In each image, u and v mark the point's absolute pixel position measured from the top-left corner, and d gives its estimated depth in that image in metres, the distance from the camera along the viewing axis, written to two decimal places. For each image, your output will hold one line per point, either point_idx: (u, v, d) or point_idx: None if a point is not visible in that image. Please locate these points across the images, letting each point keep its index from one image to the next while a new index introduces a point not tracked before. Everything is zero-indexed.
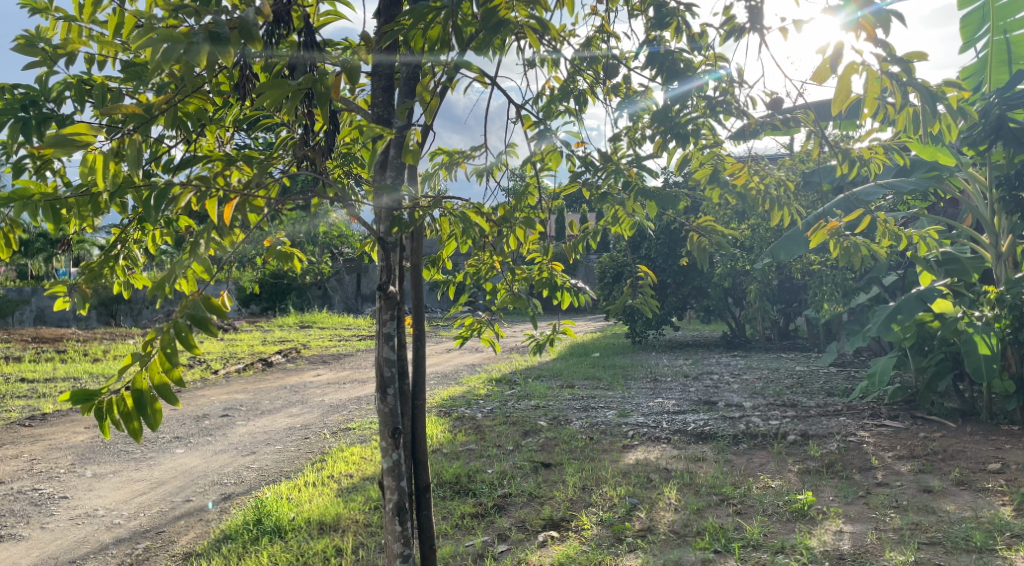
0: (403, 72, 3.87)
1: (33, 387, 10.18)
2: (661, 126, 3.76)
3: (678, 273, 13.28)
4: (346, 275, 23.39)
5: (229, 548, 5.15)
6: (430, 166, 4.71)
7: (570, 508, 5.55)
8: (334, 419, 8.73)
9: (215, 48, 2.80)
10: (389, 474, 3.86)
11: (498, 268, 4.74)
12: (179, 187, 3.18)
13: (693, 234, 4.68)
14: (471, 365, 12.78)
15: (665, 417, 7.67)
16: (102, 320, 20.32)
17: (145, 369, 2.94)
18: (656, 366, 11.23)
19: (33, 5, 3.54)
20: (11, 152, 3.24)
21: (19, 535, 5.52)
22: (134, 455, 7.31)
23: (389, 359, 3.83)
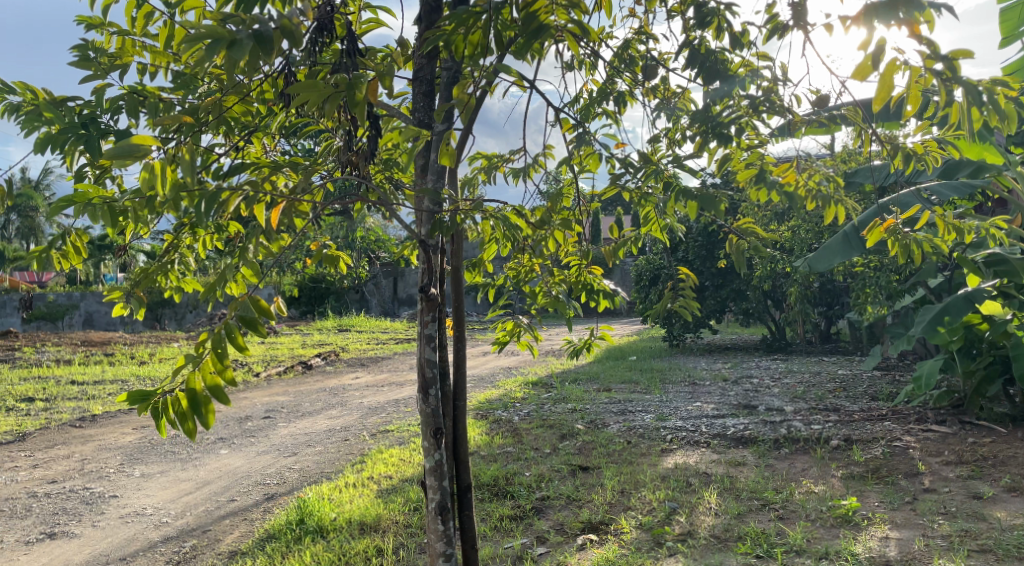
0: (443, 77, 3.92)
1: (83, 389, 10.44)
2: (702, 127, 3.76)
3: (715, 276, 13.18)
4: (383, 279, 23.59)
5: (273, 547, 5.22)
6: (469, 171, 4.76)
7: (609, 511, 5.55)
8: (373, 421, 8.80)
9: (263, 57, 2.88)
10: (431, 474, 3.90)
11: (537, 271, 4.77)
12: (228, 193, 3.28)
13: (735, 236, 4.66)
14: (508, 368, 12.82)
15: (704, 421, 7.63)
16: (147, 324, 20.77)
17: (197, 370, 3.02)
18: (694, 370, 11.15)
19: (88, 21, 3.67)
20: (70, 163, 3.41)
21: (72, 533, 5.65)
22: (180, 456, 7.44)
23: (430, 361, 3.86)
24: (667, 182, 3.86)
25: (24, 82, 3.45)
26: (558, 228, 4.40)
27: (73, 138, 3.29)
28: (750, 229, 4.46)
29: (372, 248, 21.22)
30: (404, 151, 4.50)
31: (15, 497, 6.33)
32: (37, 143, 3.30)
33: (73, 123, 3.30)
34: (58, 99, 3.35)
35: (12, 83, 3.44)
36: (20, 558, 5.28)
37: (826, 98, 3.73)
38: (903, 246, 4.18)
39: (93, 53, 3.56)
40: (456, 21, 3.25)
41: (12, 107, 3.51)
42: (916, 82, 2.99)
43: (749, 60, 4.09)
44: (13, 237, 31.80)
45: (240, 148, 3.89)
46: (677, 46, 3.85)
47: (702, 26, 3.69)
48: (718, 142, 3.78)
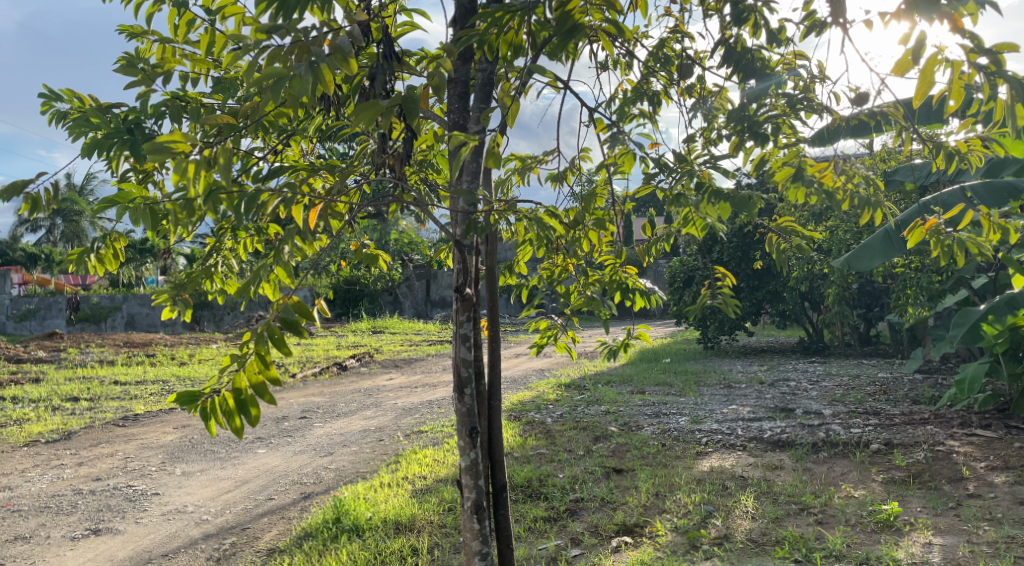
0: (477, 79, 3.93)
1: (125, 389, 10.62)
2: (739, 126, 3.73)
3: (751, 277, 13.05)
4: (416, 281, 23.70)
5: (310, 545, 5.28)
6: (503, 173, 4.79)
7: (644, 514, 5.52)
8: (407, 421, 8.85)
9: (312, 74, 3.01)
10: (466, 473, 3.92)
11: (572, 271, 4.77)
12: (268, 196, 3.35)
13: (774, 237, 4.61)
14: (541, 370, 12.81)
15: (740, 424, 7.56)
16: (187, 325, 21.14)
17: (242, 370, 3.05)
18: (730, 372, 11.07)
19: (131, 29, 3.75)
20: (115, 168, 3.49)
21: (116, 529, 5.76)
22: (219, 455, 7.53)
23: (465, 360, 3.89)
24: (702, 182, 3.83)
25: (71, 89, 3.53)
26: (592, 230, 4.40)
27: (118, 143, 3.36)
28: (790, 228, 4.42)
29: (405, 250, 21.34)
30: (440, 153, 4.52)
31: (61, 494, 6.46)
32: (84, 149, 3.36)
33: (119, 128, 3.36)
34: (104, 105, 3.42)
35: (59, 90, 3.53)
36: (65, 554, 5.39)
37: (866, 95, 3.68)
38: (948, 246, 4.12)
39: (137, 62, 3.63)
40: (489, 21, 3.29)
41: (60, 114, 3.59)
42: (959, 77, 2.95)
43: (787, 58, 4.07)
44: (57, 240, 32.47)
45: (279, 151, 3.95)
46: (712, 44, 3.85)
47: (739, 23, 3.66)
48: (755, 141, 3.75)
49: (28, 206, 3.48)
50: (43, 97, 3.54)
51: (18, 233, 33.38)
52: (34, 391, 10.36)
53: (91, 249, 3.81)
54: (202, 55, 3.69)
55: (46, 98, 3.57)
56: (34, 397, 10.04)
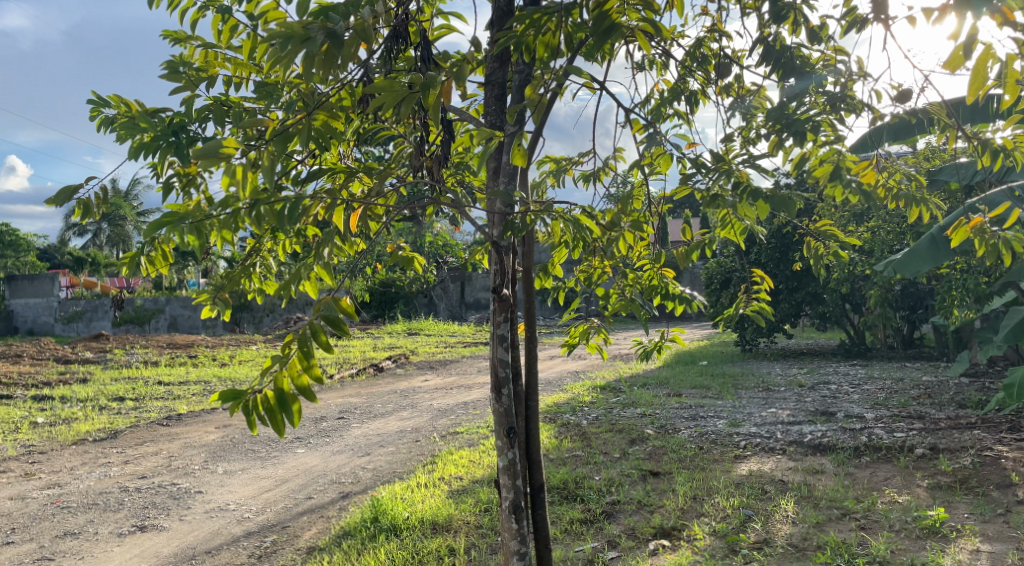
0: (515, 81, 3.96)
1: (169, 389, 10.79)
2: (778, 124, 3.72)
3: (790, 279, 12.89)
4: (451, 283, 23.80)
5: (349, 544, 5.33)
6: (538, 175, 4.82)
7: (681, 517, 5.48)
8: (443, 422, 8.90)
9: (334, 46, 3.01)
10: (504, 473, 3.93)
11: (609, 273, 4.77)
12: (310, 200, 3.41)
13: (813, 241, 4.56)
14: (576, 372, 12.78)
15: (779, 427, 7.47)
16: (227, 327, 21.48)
17: (285, 369, 3.11)
18: (769, 375, 10.96)
19: (175, 36, 3.82)
20: (162, 172, 3.56)
21: (161, 526, 5.85)
22: (260, 455, 7.63)
23: (502, 361, 3.89)
24: (740, 183, 3.80)
25: (118, 94, 3.60)
26: (628, 231, 4.39)
27: (164, 146, 3.43)
28: (830, 230, 4.37)
29: (440, 253, 21.43)
30: (476, 155, 4.55)
31: (108, 491, 6.59)
32: (131, 153, 3.43)
33: (164, 131, 3.43)
34: (149, 110, 3.49)
35: (107, 96, 3.60)
36: (112, 549, 5.49)
37: (909, 92, 3.63)
38: (993, 246, 4.05)
39: (181, 66, 3.70)
40: (526, 23, 3.31)
41: (108, 120, 3.67)
42: (1013, 70, 2.89)
43: (827, 55, 4.03)
44: (103, 244, 33.16)
45: (318, 155, 4.01)
46: (750, 42, 3.85)
47: (778, 21, 3.64)
48: (795, 140, 3.71)
49: (80, 210, 3.58)
50: (93, 103, 3.62)
51: (65, 237, 34.14)
52: (81, 391, 10.58)
53: (137, 252, 3.90)
54: (244, 60, 3.76)
55: (95, 104, 3.65)
56: (82, 396, 10.26)
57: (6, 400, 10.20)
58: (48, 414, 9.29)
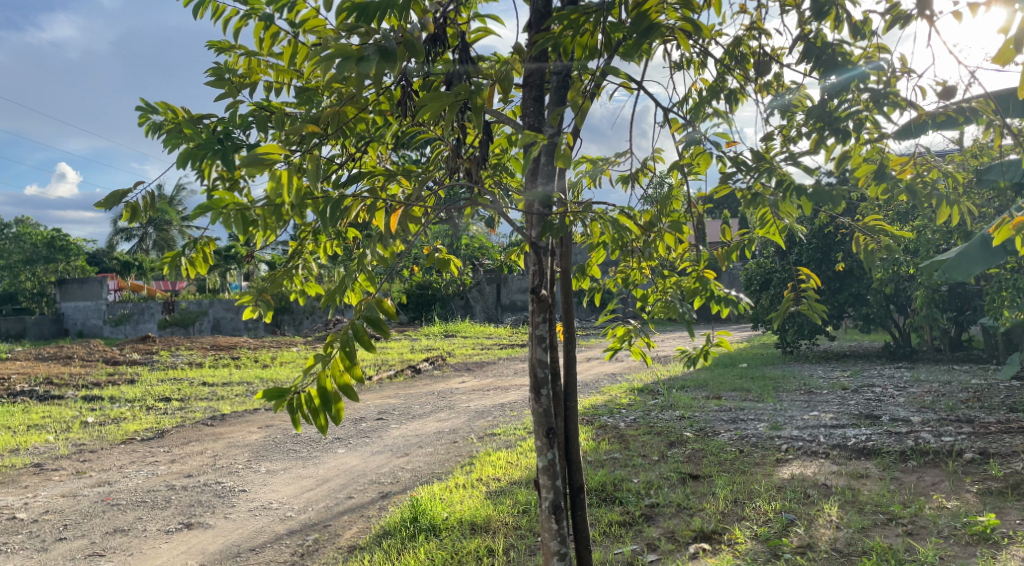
0: (553, 82, 3.96)
1: (213, 390, 10.94)
2: (819, 122, 3.70)
3: (833, 280, 12.68)
4: (487, 285, 23.87)
5: (389, 543, 5.36)
6: (574, 176, 4.83)
7: (722, 521, 5.43)
8: (480, 424, 8.91)
9: (385, 62, 3.13)
10: (544, 473, 3.93)
11: (648, 274, 4.72)
12: (351, 201, 3.48)
13: (860, 237, 4.47)
14: (613, 374, 12.71)
15: (822, 431, 7.36)
16: (269, 330, 21.86)
17: (328, 369, 3.14)
18: (811, 378, 10.81)
19: (218, 44, 3.88)
20: (207, 176, 3.62)
21: (206, 523, 5.94)
22: (301, 455, 7.70)
23: (541, 361, 3.90)
24: (782, 180, 3.76)
25: (165, 102, 3.67)
26: (668, 232, 4.37)
27: (210, 152, 3.48)
28: (877, 227, 4.30)
29: (476, 255, 21.49)
30: (513, 156, 4.56)
31: (156, 489, 6.71)
32: (179, 159, 3.49)
33: (210, 138, 3.48)
34: (196, 117, 3.56)
35: (154, 103, 3.67)
36: (161, 546, 5.58)
37: (954, 89, 3.57)
38: None
39: (226, 73, 3.76)
40: (565, 23, 3.33)
41: (156, 126, 3.73)
42: None
43: (870, 52, 3.97)
44: (149, 249, 33.80)
45: (358, 158, 4.06)
46: (790, 40, 3.82)
47: (820, 18, 3.61)
48: (836, 138, 3.69)
49: (128, 214, 3.65)
50: (141, 110, 3.69)
51: (113, 242, 34.83)
52: (129, 392, 10.80)
53: (181, 254, 3.96)
54: (286, 67, 3.81)
55: (143, 111, 3.72)
56: (130, 396, 10.47)
57: (58, 400, 10.45)
58: (98, 414, 9.49)
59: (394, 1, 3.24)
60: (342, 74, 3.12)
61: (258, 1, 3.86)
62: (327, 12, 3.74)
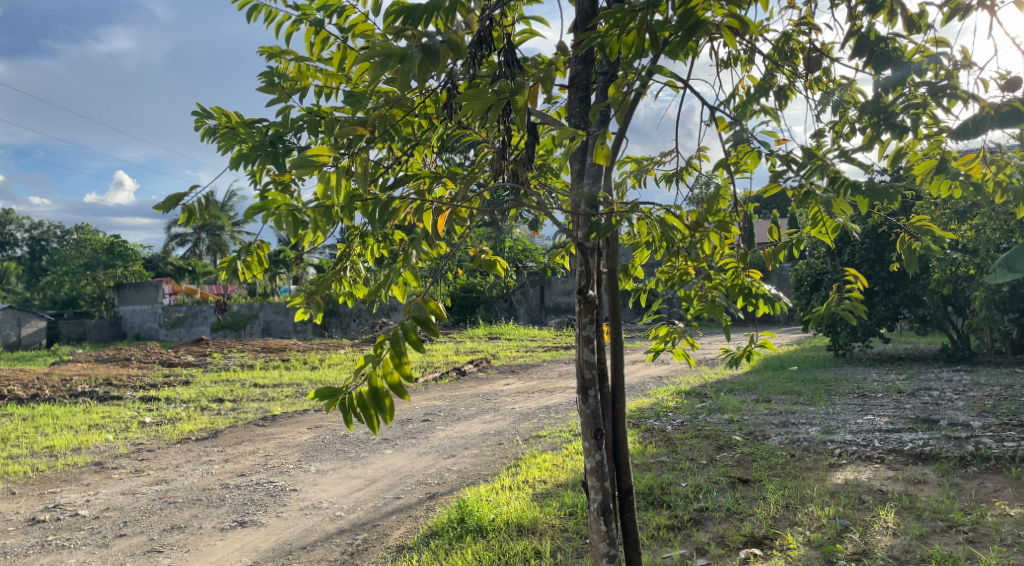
0: (599, 82, 3.94)
1: (264, 391, 11.10)
2: (873, 118, 3.63)
3: (886, 280, 12.39)
4: (531, 288, 23.89)
5: (437, 543, 5.38)
6: (619, 176, 4.80)
7: (773, 526, 5.33)
8: (526, 426, 8.88)
9: (431, 64, 3.15)
10: (592, 474, 3.90)
11: (692, 274, 4.66)
12: (399, 203, 3.50)
13: (907, 238, 4.37)
14: (660, 377, 12.60)
15: (877, 435, 7.20)
16: (317, 332, 22.17)
17: (378, 368, 3.15)
18: (864, 381, 10.58)
19: (269, 50, 3.93)
20: (259, 179, 3.67)
21: (259, 522, 6.02)
22: (349, 455, 7.77)
23: (589, 362, 3.88)
24: (834, 178, 3.70)
25: (219, 107, 3.73)
26: (713, 231, 4.31)
27: (262, 156, 3.53)
28: (924, 226, 4.23)
29: (520, 257, 21.46)
30: (559, 157, 4.56)
31: (210, 488, 6.82)
32: (232, 162, 3.54)
33: (262, 141, 3.53)
34: (249, 121, 3.61)
35: (209, 108, 3.74)
36: (215, 543, 5.67)
37: (1018, 81, 3.45)
38: None
39: (277, 78, 3.81)
40: (611, 22, 3.31)
41: (210, 131, 3.80)
42: None
43: (925, 45, 3.87)
44: (202, 253, 34.42)
45: (404, 161, 4.08)
46: (842, 35, 3.75)
47: (872, 11, 3.53)
48: (890, 134, 3.63)
49: (184, 217, 3.72)
50: (196, 116, 3.76)
51: (167, 247, 35.54)
52: (184, 393, 11.01)
53: (235, 257, 4.03)
54: (335, 71, 3.83)
55: (198, 116, 3.79)
56: (184, 397, 10.68)
57: (116, 400, 10.70)
58: (154, 414, 9.69)
59: (440, 3, 3.25)
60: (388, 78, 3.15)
61: (308, 6, 3.90)
62: (376, 16, 3.77)
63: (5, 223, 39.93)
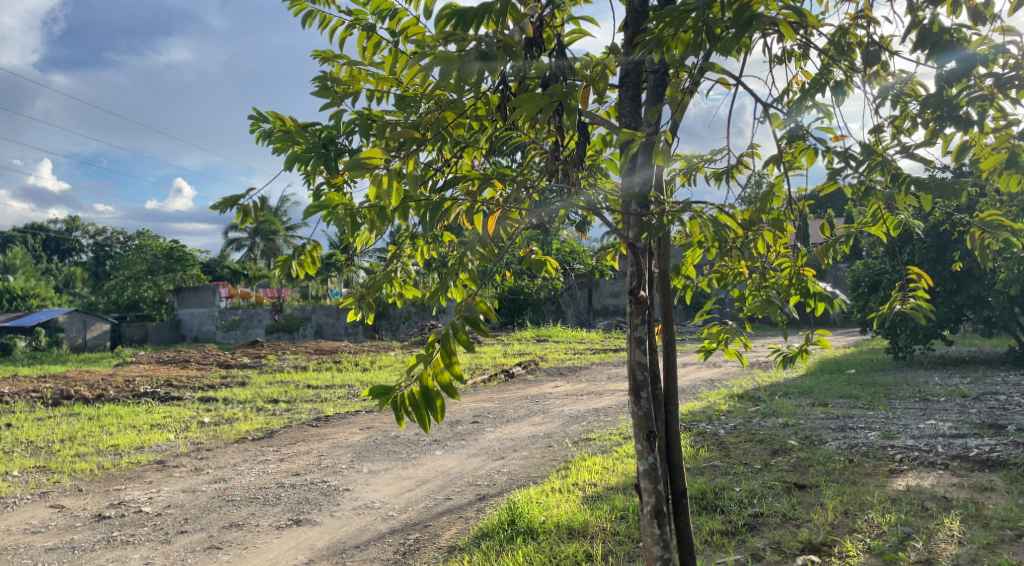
0: (650, 80, 3.89)
1: (317, 392, 11.23)
2: (935, 112, 3.53)
3: (949, 281, 12.02)
4: (578, 290, 23.83)
5: (488, 545, 5.37)
6: (669, 175, 4.73)
7: (832, 533, 5.20)
8: (575, 428, 8.85)
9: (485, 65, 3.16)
10: (645, 477, 3.84)
11: (746, 273, 4.57)
12: (449, 203, 3.51)
13: (978, 233, 4.21)
14: (711, 380, 12.43)
15: (940, 441, 6.99)
16: (368, 335, 22.41)
17: (429, 367, 3.16)
18: (926, 385, 10.28)
19: (323, 54, 3.97)
20: (313, 180, 3.70)
21: (314, 520, 6.08)
22: (401, 455, 7.83)
23: (641, 363, 3.81)
24: (895, 174, 3.64)
25: (275, 110, 3.77)
26: (768, 230, 4.21)
27: (315, 157, 3.56)
28: (994, 220, 4.06)
29: (568, 259, 21.41)
30: (609, 156, 4.52)
31: (267, 487, 6.92)
32: (285, 164, 3.58)
33: (316, 143, 3.56)
34: (303, 124, 3.64)
35: (265, 112, 3.78)
36: (272, 541, 5.74)
37: None
38: None
39: (330, 82, 3.84)
40: (665, 21, 3.27)
41: (266, 134, 3.84)
42: None
43: (992, 36, 3.74)
44: (257, 257, 35.12)
45: (454, 163, 4.07)
46: (905, 27, 3.64)
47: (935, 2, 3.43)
48: (954, 129, 3.54)
49: (240, 217, 3.77)
50: (253, 119, 3.80)
51: (224, 252, 36.29)
52: (240, 393, 11.21)
53: (290, 257, 4.06)
54: (387, 75, 3.85)
55: (254, 120, 3.83)
56: (241, 398, 10.87)
57: (176, 400, 10.94)
58: (212, 415, 9.87)
59: (491, 6, 3.25)
60: (443, 82, 3.17)
61: (362, 10, 3.92)
62: (427, 20, 3.78)
63: (72, 230, 41.28)
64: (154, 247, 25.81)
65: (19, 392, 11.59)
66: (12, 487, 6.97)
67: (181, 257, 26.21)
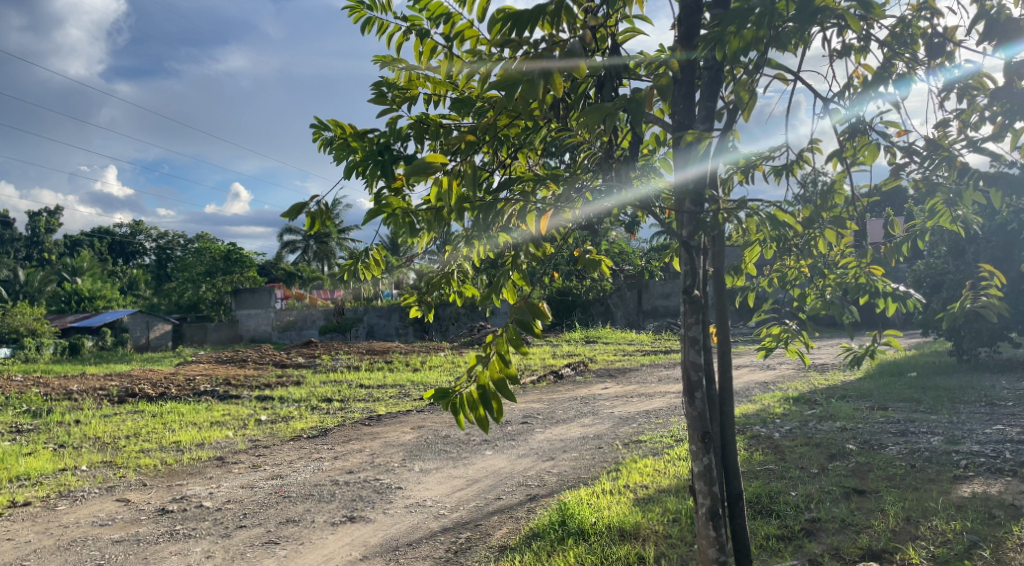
0: (704, 76, 3.85)
1: (370, 392, 11.34)
2: (1004, 105, 3.45)
3: (1016, 281, 11.63)
4: (629, 291, 23.70)
5: (539, 545, 5.35)
6: (725, 174, 4.66)
7: (893, 539, 5.08)
8: (626, 430, 8.79)
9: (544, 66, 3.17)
10: (699, 479, 3.79)
11: (807, 271, 4.47)
12: (503, 203, 3.53)
13: None
14: (765, 382, 12.23)
15: (1007, 446, 6.77)
16: (419, 336, 22.60)
17: (486, 368, 3.18)
18: (991, 389, 9.96)
19: (382, 60, 4.00)
20: (372, 185, 3.74)
21: (368, 517, 6.15)
22: (451, 455, 7.86)
23: (695, 364, 3.76)
24: (961, 169, 3.56)
25: (334, 118, 3.81)
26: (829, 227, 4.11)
27: (373, 164, 3.59)
28: None
29: (618, 259, 21.29)
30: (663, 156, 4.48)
31: (322, 484, 7.02)
32: (343, 171, 3.62)
33: (372, 150, 3.60)
34: (360, 132, 3.68)
35: (325, 120, 3.82)
36: (328, 537, 5.82)
37: None
38: None
39: (388, 88, 3.87)
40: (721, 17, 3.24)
41: (326, 142, 3.89)
42: None
43: None
44: (310, 259, 35.69)
45: (508, 164, 4.07)
46: (971, 18, 3.56)
47: None
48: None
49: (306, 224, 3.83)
50: (314, 127, 3.85)
51: (279, 254, 36.96)
52: (295, 392, 11.39)
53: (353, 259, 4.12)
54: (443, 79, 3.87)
55: (316, 128, 3.88)
56: (296, 397, 11.04)
57: (234, 399, 11.17)
58: (269, 413, 10.04)
59: (545, 7, 3.26)
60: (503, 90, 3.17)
61: (418, 16, 3.95)
62: (481, 22, 3.80)
63: (135, 233, 42.48)
64: (212, 249, 26.44)
65: (86, 390, 11.94)
66: (80, 481, 7.18)
67: (238, 259, 26.74)
